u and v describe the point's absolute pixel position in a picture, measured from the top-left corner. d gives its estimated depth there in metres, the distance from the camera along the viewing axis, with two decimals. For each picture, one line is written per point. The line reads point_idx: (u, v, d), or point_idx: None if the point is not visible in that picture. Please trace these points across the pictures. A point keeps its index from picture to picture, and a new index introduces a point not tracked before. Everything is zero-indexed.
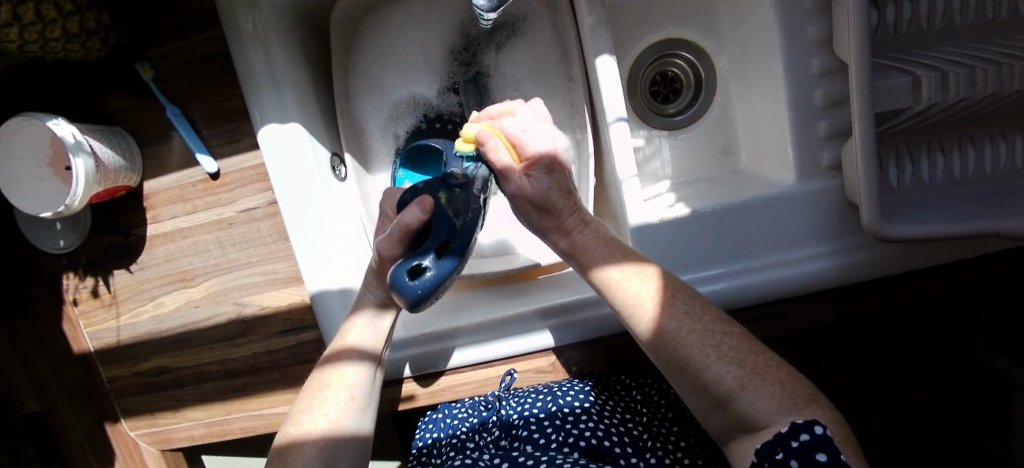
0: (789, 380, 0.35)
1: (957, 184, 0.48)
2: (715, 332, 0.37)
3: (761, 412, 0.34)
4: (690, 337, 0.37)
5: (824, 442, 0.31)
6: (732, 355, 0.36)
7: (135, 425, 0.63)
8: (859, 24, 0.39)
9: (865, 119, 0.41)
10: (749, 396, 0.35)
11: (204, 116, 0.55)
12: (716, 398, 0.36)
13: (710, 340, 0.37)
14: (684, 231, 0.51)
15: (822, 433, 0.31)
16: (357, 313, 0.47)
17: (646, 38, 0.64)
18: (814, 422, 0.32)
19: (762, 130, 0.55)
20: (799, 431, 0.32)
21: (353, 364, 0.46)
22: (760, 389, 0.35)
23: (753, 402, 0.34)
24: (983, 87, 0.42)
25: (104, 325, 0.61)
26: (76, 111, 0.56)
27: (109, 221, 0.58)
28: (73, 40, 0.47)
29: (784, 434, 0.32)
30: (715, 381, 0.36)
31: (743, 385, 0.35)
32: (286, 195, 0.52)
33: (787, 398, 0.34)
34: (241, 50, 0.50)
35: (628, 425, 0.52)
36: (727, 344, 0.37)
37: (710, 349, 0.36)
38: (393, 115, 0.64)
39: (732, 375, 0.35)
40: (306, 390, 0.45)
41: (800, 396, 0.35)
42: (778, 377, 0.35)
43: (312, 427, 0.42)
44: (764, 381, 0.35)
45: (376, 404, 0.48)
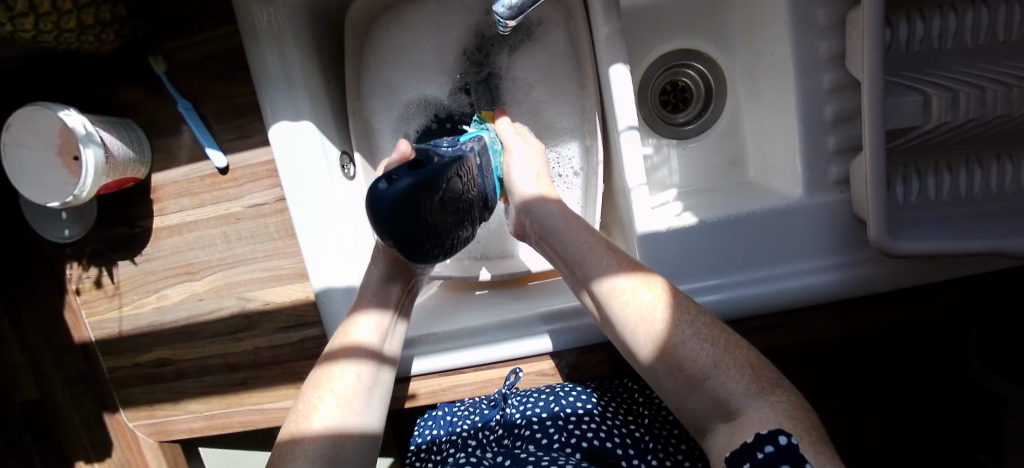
0: (756, 363, 0.38)
1: (962, 202, 0.48)
2: (689, 311, 0.40)
3: (732, 393, 0.36)
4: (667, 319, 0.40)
5: (789, 453, 0.30)
6: (705, 332, 0.39)
7: (134, 416, 0.63)
8: (874, 44, 0.40)
9: (876, 137, 0.41)
10: (721, 376, 0.37)
11: (214, 112, 0.55)
12: (691, 378, 0.38)
13: (685, 319, 0.40)
14: (689, 240, 0.51)
15: (787, 444, 0.30)
16: (363, 310, 0.48)
17: (658, 47, 0.64)
18: (780, 432, 0.31)
19: (771, 143, 0.56)
20: (764, 443, 0.31)
21: (353, 361, 0.46)
22: (731, 370, 0.37)
23: (724, 383, 0.37)
24: (992, 107, 0.43)
25: (107, 315, 0.61)
26: (85, 101, 0.56)
27: (115, 213, 0.58)
28: (88, 32, 0.47)
29: (750, 445, 0.32)
30: (690, 359, 0.38)
31: (715, 363, 0.38)
32: (295, 190, 0.52)
33: (755, 381, 0.37)
34: (256, 47, 0.50)
35: (630, 427, 0.52)
36: (701, 323, 0.40)
37: (685, 326, 0.40)
38: (404, 115, 0.65)
39: (706, 353, 0.38)
40: (309, 386, 0.45)
41: (766, 379, 0.37)
42: (747, 358, 0.38)
43: (314, 424, 0.42)
44: (734, 362, 0.38)
45: (380, 401, 0.47)
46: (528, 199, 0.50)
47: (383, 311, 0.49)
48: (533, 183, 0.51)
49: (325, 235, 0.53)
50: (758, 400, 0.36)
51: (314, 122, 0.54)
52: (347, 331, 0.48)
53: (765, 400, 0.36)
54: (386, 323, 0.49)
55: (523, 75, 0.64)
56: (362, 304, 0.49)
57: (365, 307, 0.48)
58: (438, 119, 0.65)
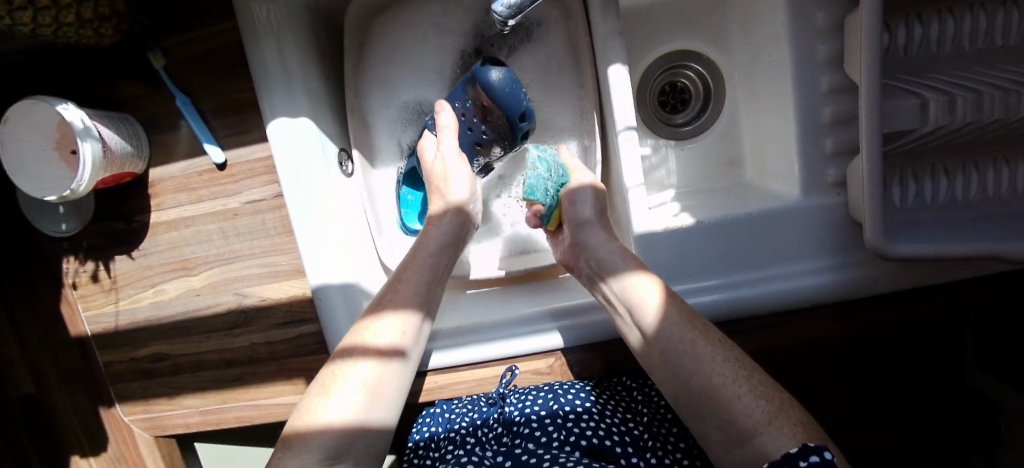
0: (809, 424, 0.38)
1: (958, 206, 0.48)
2: (743, 365, 0.41)
3: (784, 448, 0.36)
4: (719, 367, 0.41)
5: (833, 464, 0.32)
6: (762, 389, 0.39)
7: (130, 410, 0.63)
8: (873, 47, 0.40)
9: (873, 140, 0.41)
10: (772, 433, 0.37)
11: (213, 107, 0.55)
12: (742, 433, 0.38)
13: (740, 371, 0.40)
14: (687, 240, 0.52)
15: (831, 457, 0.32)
16: (382, 313, 0.47)
17: (657, 47, 0.64)
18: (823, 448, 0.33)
19: (769, 145, 0.56)
20: (808, 453, 0.33)
21: (370, 358, 0.45)
22: (783, 428, 0.37)
23: (775, 439, 0.36)
24: (989, 112, 0.43)
25: (104, 309, 0.61)
26: (82, 95, 0.56)
27: (113, 207, 0.58)
28: (86, 25, 0.47)
29: (794, 455, 0.33)
30: (744, 413, 0.38)
31: (769, 421, 0.37)
32: (293, 186, 0.52)
33: (810, 442, 0.36)
34: (255, 42, 0.50)
35: (628, 425, 0.52)
36: (755, 378, 0.40)
37: (742, 381, 0.40)
38: (400, 121, 0.65)
39: (761, 409, 0.38)
40: (326, 378, 0.44)
41: (819, 439, 0.36)
42: (800, 418, 0.38)
43: (324, 419, 0.41)
44: (788, 420, 0.37)
45: (398, 399, 0.46)
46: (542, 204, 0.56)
47: (416, 310, 0.49)
48: (462, 184, 0.54)
49: (327, 235, 0.54)
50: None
51: (312, 118, 0.54)
52: (365, 328, 0.46)
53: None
54: (410, 324, 0.48)
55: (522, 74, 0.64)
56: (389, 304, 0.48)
57: (394, 308, 0.48)
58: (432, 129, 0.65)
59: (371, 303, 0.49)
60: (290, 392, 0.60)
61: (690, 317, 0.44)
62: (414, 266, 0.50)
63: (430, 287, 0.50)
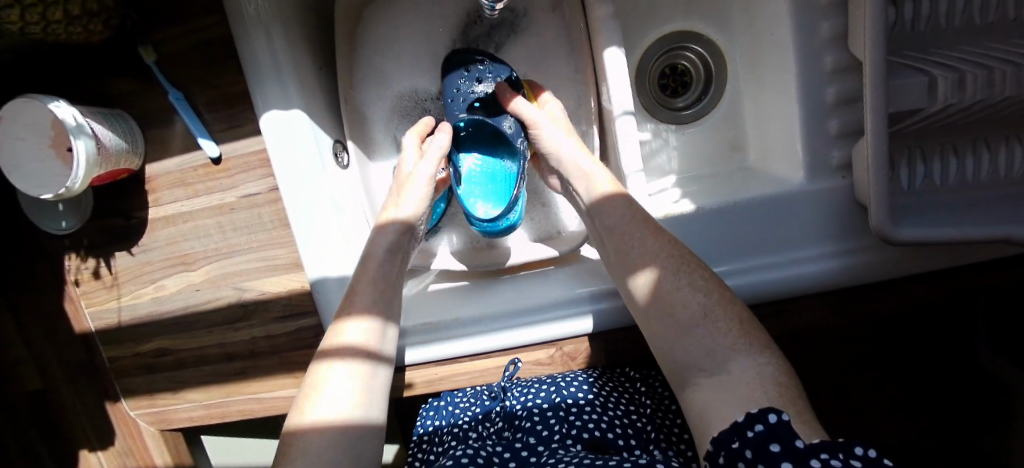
0: (745, 320, 0.40)
1: (968, 187, 0.47)
2: (688, 263, 0.43)
3: (719, 345, 0.39)
4: (666, 261, 0.43)
5: (779, 432, 0.29)
6: (701, 284, 0.42)
7: (136, 405, 0.64)
8: (877, 23, 0.38)
9: (878, 120, 0.40)
10: (709, 326, 0.40)
11: (205, 100, 0.54)
12: (681, 324, 0.41)
13: (684, 268, 0.43)
14: (688, 226, 0.51)
15: (777, 422, 0.30)
16: (353, 316, 0.47)
17: (656, 29, 0.63)
18: (770, 410, 0.30)
19: (772, 127, 0.55)
20: (754, 422, 0.30)
21: (347, 359, 0.45)
22: (720, 323, 0.40)
23: (712, 332, 0.39)
24: (1000, 89, 0.41)
25: (106, 306, 0.61)
26: (75, 92, 0.55)
27: (111, 203, 0.58)
28: (75, 22, 0.46)
29: (741, 424, 0.31)
30: (683, 306, 0.41)
31: (706, 314, 0.40)
32: (286, 179, 0.52)
33: (742, 338, 0.39)
34: (244, 34, 0.49)
35: (631, 418, 0.52)
36: (699, 275, 0.42)
37: (683, 275, 0.42)
38: (395, 116, 0.65)
39: (699, 301, 0.41)
40: (310, 381, 0.44)
41: (755, 340, 0.39)
42: (737, 315, 0.40)
43: (316, 418, 0.41)
44: (724, 317, 0.40)
45: (383, 396, 0.46)
46: (602, 199, 0.49)
47: (379, 314, 0.48)
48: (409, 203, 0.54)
49: (326, 230, 0.53)
50: (745, 356, 0.38)
51: (304, 110, 0.54)
52: (338, 333, 0.46)
53: (751, 357, 0.37)
54: (379, 326, 0.48)
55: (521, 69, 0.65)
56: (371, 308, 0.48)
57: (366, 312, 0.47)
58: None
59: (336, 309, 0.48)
60: (291, 385, 0.60)
61: (651, 227, 0.46)
62: (366, 278, 0.49)
63: (391, 283, 0.50)
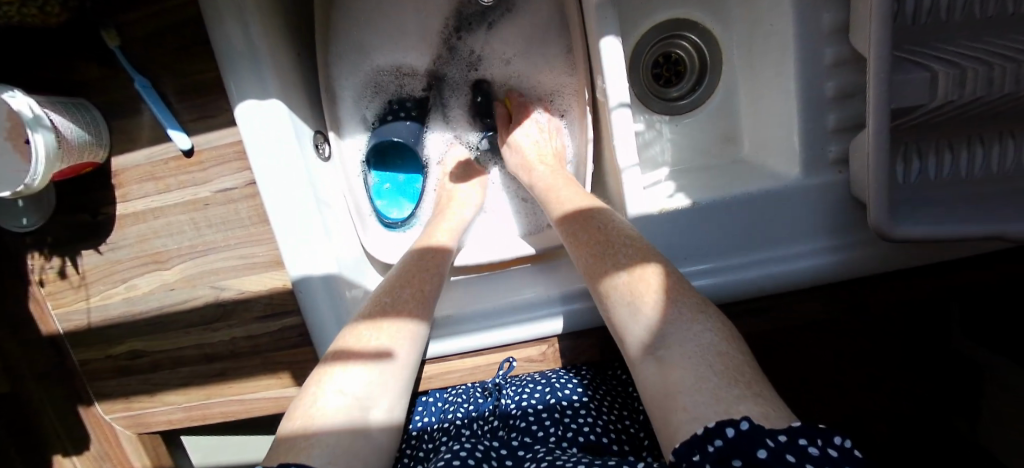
0: (676, 288, 0.39)
1: (962, 183, 0.46)
2: (618, 243, 0.43)
3: (647, 320, 0.37)
4: (598, 249, 0.44)
5: (741, 443, 0.27)
6: (624, 262, 0.41)
7: (110, 409, 0.61)
8: (884, 15, 0.37)
9: (881, 116, 0.39)
10: (636, 302, 0.39)
11: (175, 89, 0.51)
12: (619, 306, 0.40)
13: (612, 250, 0.43)
14: (685, 222, 0.50)
15: (737, 433, 0.27)
16: (388, 317, 0.46)
17: (649, 17, 0.61)
18: (728, 423, 0.28)
19: (767, 118, 0.53)
20: (713, 437, 0.28)
21: (366, 361, 0.42)
22: (644, 296, 0.38)
23: (636, 309, 0.38)
24: (999, 86, 0.41)
25: (74, 307, 0.58)
26: (28, 78, 0.51)
27: (75, 199, 0.54)
28: (29, 4, 0.43)
29: (700, 438, 0.29)
30: (612, 287, 0.41)
31: (632, 290, 0.39)
32: (268, 174, 0.49)
33: (671, 307, 0.37)
34: (216, 17, 0.45)
35: (624, 422, 0.51)
36: (624, 253, 0.42)
37: (609, 259, 0.42)
38: (368, 91, 0.66)
39: (622, 280, 0.40)
40: (319, 380, 0.41)
41: (688, 308, 0.37)
42: (666, 284, 0.39)
43: (331, 416, 0.38)
44: (648, 288, 0.39)
45: (399, 397, 0.44)
46: (568, 214, 0.50)
47: (416, 319, 0.47)
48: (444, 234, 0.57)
49: (309, 228, 0.51)
50: (679, 326, 0.36)
51: (282, 99, 0.51)
52: (362, 333, 0.44)
53: (687, 325, 0.36)
54: (411, 330, 0.46)
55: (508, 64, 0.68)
56: (401, 311, 0.47)
57: (395, 316, 0.46)
58: (398, 103, 0.67)
59: (376, 308, 0.47)
60: (274, 386, 0.58)
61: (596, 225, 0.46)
62: (398, 280, 0.50)
63: (423, 290, 0.50)
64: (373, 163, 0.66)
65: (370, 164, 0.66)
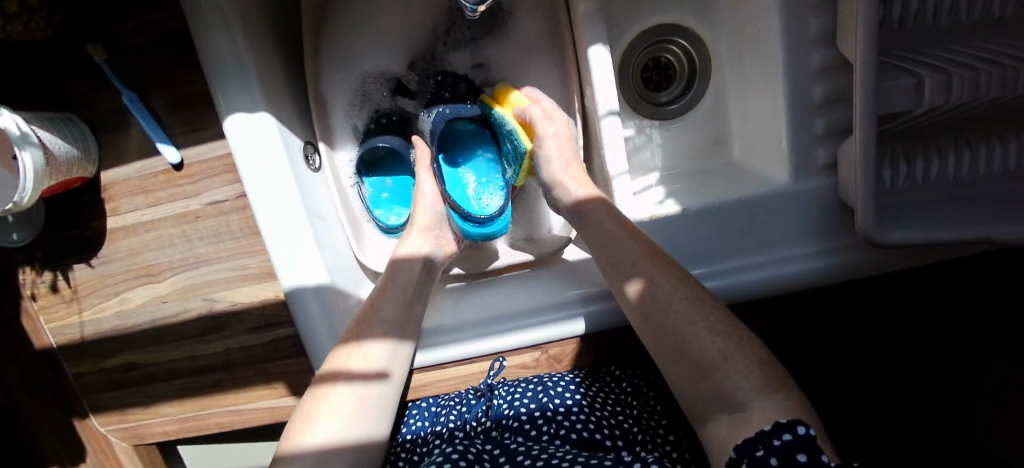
0: (768, 362, 0.37)
1: (950, 186, 0.47)
2: (702, 303, 0.41)
3: (737, 384, 0.36)
4: (679, 303, 0.41)
5: (807, 442, 0.31)
6: (719, 327, 0.39)
7: (106, 421, 0.61)
8: (869, 23, 0.37)
9: (868, 123, 0.39)
10: (729, 369, 0.37)
11: (163, 102, 0.51)
12: (700, 368, 0.38)
13: (699, 310, 0.40)
14: (675, 228, 0.50)
15: (805, 433, 0.31)
16: (368, 339, 0.47)
17: (639, 23, 0.61)
18: (798, 423, 0.31)
19: (757, 123, 0.54)
20: (782, 431, 0.31)
21: (354, 382, 0.44)
22: (741, 366, 0.37)
23: (733, 378, 0.36)
24: (985, 90, 0.41)
25: (67, 321, 0.58)
26: (15, 94, 0.51)
27: (65, 214, 0.54)
28: (12, 21, 0.43)
29: (766, 432, 0.32)
30: (700, 349, 0.38)
31: (725, 356, 0.37)
32: (259, 183, 0.49)
33: (764, 379, 0.36)
34: (202, 31, 0.45)
35: (618, 418, 0.51)
36: (714, 317, 0.40)
37: (698, 320, 0.40)
38: (357, 100, 0.64)
39: (716, 345, 0.38)
40: (305, 404, 0.43)
41: (776, 380, 0.36)
42: (760, 357, 0.37)
43: (313, 435, 0.40)
44: (744, 358, 0.37)
45: (388, 414, 0.46)
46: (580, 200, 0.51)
47: (395, 335, 0.49)
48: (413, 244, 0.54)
49: (303, 238, 0.51)
50: (764, 397, 0.35)
51: (271, 112, 0.51)
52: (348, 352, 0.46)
53: (773, 393, 0.35)
54: (391, 347, 0.48)
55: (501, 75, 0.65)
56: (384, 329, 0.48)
57: (377, 334, 0.47)
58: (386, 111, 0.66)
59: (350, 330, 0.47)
60: (269, 397, 0.58)
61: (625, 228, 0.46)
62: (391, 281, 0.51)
63: (410, 303, 0.51)
64: (367, 171, 0.64)
65: (363, 173, 0.64)
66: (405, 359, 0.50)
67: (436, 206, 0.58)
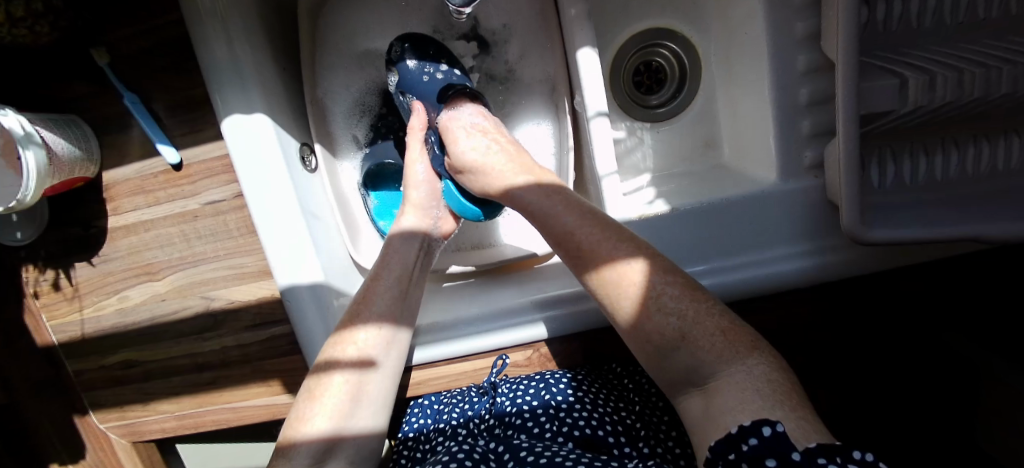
0: (731, 330, 0.36)
1: (937, 186, 0.47)
2: (656, 280, 0.38)
3: (701, 363, 0.36)
4: (634, 290, 0.39)
5: (775, 445, 0.28)
6: (672, 304, 0.37)
7: (105, 418, 0.62)
8: (849, 22, 0.37)
9: (849, 121, 0.39)
10: (689, 348, 0.36)
11: (164, 104, 0.52)
12: (662, 349, 0.38)
13: (653, 291, 0.38)
14: (664, 228, 0.50)
15: (773, 434, 0.28)
16: (362, 325, 0.47)
17: (629, 27, 0.62)
18: (764, 423, 0.29)
19: (745, 124, 0.54)
20: (749, 435, 0.29)
21: (346, 370, 0.45)
22: (701, 341, 0.36)
23: (691, 355, 0.36)
24: (969, 90, 0.41)
25: (68, 318, 0.59)
26: (21, 96, 0.52)
27: (68, 213, 0.56)
28: (18, 25, 0.45)
29: (734, 436, 0.29)
30: (659, 331, 0.37)
31: (684, 335, 0.37)
32: (254, 179, 0.50)
33: (727, 349, 0.35)
34: (200, 33, 0.47)
35: (621, 414, 0.51)
36: (669, 293, 0.38)
37: (653, 298, 0.38)
38: (355, 107, 0.65)
39: (673, 326, 0.37)
40: (305, 396, 0.44)
41: (742, 345, 0.35)
42: (719, 326, 0.36)
43: (313, 430, 0.41)
44: (706, 333, 0.36)
45: (385, 404, 0.47)
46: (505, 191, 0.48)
47: (390, 325, 0.48)
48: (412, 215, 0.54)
49: (297, 236, 0.51)
50: (723, 372, 0.34)
51: (268, 113, 0.51)
52: (344, 342, 0.46)
53: (740, 366, 0.34)
54: (388, 335, 0.48)
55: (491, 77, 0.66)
56: (384, 319, 0.48)
57: (371, 323, 0.47)
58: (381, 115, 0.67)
59: (345, 315, 0.48)
60: (265, 394, 0.59)
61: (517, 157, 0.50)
62: (389, 268, 0.50)
63: (406, 291, 0.50)
64: (370, 185, 0.65)
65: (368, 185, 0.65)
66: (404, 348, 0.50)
67: (430, 184, 0.56)
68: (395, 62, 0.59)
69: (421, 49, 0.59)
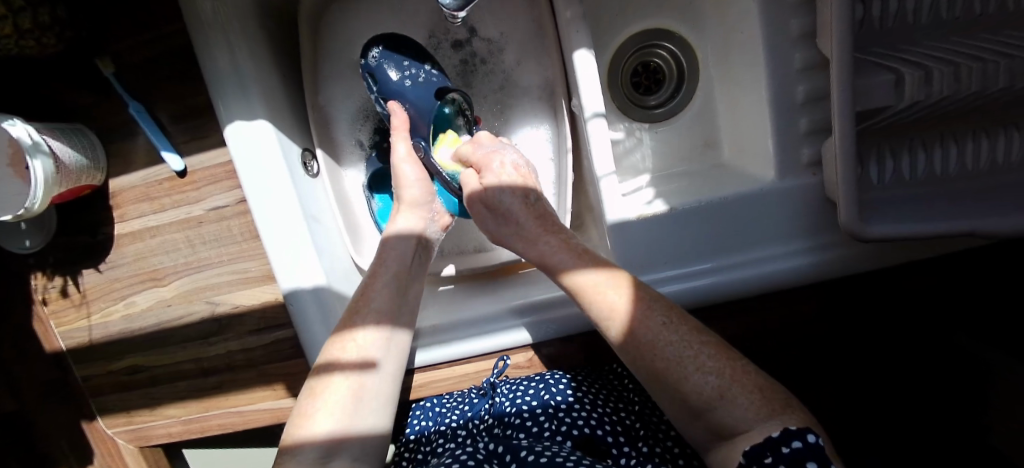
0: (767, 387, 0.37)
1: (937, 181, 0.47)
2: (692, 342, 0.39)
3: (738, 419, 0.35)
4: (668, 350, 0.39)
5: (816, 451, 0.31)
6: (710, 364, 0.38)
7: (113, 423, 0.63)
8: (842, 21, 0.38)
9: (845, 118, 0.39)
10: (727, 407, 0.36)
11: (168, 113, 0.53)
12: (697, 410, 0.37)
13: (688, 351, 0.38)
14: (662, 227, 0.50)
15: (815, 442, 0.31)
16: (362, 325, 0.48)
17: (626, 28, 0.63)
18: (808, 431, 0.32)
19: (744, 124, 0.54)
20: (791, 438, 0.32)
21: (348, 371, 0.45)
22: (739, 399, 0.36)
23: (731, 411, 0.36)
24: (966, 84, 0.41)
25: (76, 324, 0.60)
26: (30, 107, 0.53)
27: (76, 221, 0.57)
28: (26, 36, 0.45)
29: (776, 439, 0.32)
30: (696, 391, 0.37)
31: (723, 393, 0.36)
32: (269, 209, 0.51)
33: (766, 407, 0.35)
34: (203, 43, 0.47)
35: (621, 415, 0.51)
36: (705, 354, 0.38)
37: (688, 361, 0.38)
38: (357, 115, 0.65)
39: (711, 385, 0.37)
40: (306, 395, 0.44)
41: (776, 401, 0.35)
42: (757, 384, 0.37)
43: (315, 431, 0.42)
44: (744, 389, 0.36)
45: (389, 403, 0.47)
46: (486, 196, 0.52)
47: (388, 323, 0.49)
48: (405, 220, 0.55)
49: (297, 240, 0.52)
50: (760, 424, 0.34)
51: (270, 120, 0.52)
52: (343, 342, 0.47)
53: (778, 420, 0.34)
54: (387, 334, 0.49)
55: (490, 81, 0.66)
56: (383, 319, 0.49)
57: (371, 323, 0.48)
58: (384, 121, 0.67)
59: (344, 317, 0.49)
60: (270, 398, 0.59)
61: (537, 219, 0.50)
62: (385, 259, 0.53)
63: (404, 285, 0.52)
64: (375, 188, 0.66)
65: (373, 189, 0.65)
66: (404, 349, 0.50)
67: (421, 184, 0.56)
68: (371, 67, 0.58)
69: (397, 55, 0.58)
